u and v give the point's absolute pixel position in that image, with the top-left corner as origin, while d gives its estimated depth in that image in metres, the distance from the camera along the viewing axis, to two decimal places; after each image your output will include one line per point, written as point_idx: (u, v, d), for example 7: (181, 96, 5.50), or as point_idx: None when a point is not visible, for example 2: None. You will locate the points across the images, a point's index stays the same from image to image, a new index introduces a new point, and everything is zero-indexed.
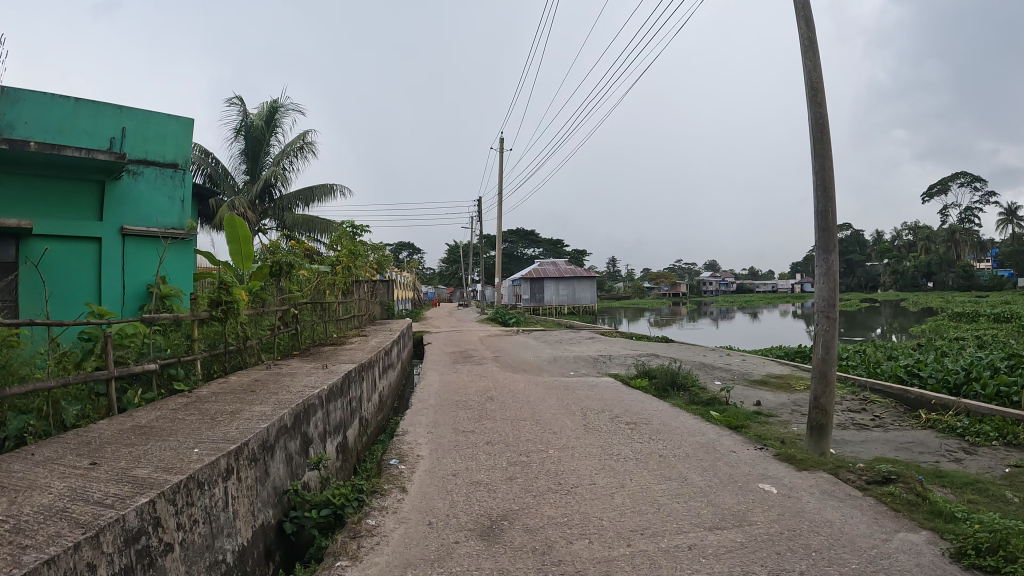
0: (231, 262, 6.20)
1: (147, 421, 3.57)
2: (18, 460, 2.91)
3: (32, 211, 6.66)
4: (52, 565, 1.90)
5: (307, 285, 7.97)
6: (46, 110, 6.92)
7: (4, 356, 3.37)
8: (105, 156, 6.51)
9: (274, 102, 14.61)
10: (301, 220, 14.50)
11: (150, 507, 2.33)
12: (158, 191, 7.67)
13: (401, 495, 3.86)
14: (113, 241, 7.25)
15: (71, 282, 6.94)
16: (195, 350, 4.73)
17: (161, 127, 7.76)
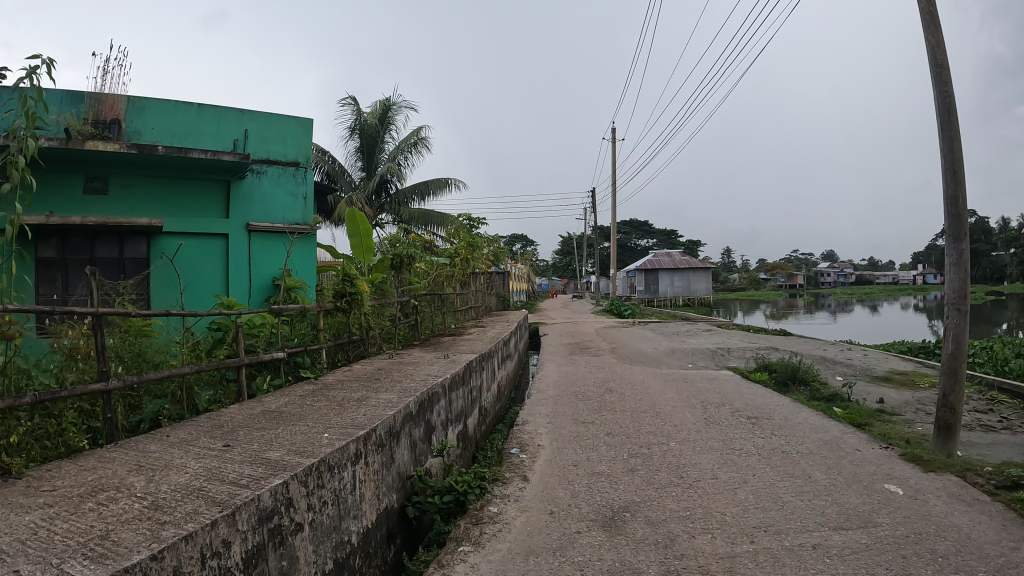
0: (354, 255, 6.37)
1: (276, 407, 3.73)
2: (156, 441, 3.11)
3: (161, 211, 7.14)
4: (190, 542, 2.01)
5: (426, 277, 8.13)
6: (170, 116, 7.30)
7: (139, 346, 3.63)
8: (229, 156, 6.82)
9: (387, 100, 15.00)
10: (419, 214, 14.77)
11: (283, 489, 2.44)
12: (281, 189, 7.96)
13: (522, 483, 3.90)
14: (240, 237, 7.61)
15: (202, 277, 7.36)
16: (321, 339, 4.91)
17: (283, 127, 8.02)
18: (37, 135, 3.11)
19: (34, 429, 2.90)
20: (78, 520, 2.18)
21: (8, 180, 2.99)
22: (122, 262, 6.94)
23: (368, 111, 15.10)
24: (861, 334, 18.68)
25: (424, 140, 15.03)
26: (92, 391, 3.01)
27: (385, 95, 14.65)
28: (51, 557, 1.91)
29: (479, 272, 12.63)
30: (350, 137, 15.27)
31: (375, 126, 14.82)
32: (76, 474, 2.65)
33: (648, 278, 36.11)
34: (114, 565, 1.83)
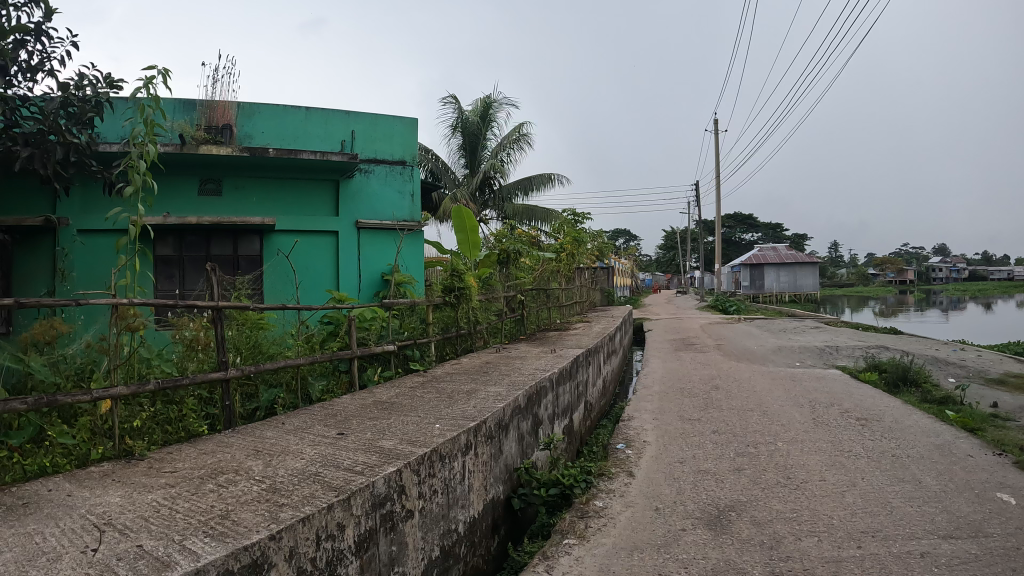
0: (461, 252, 6.48)
1: (387, 397, 3.87)
2: (274, 427, 3.28)
3: (273, 210, 7.47)
4: (306, 524, 2.13)
5: (532, 273, 8.19)
6: (279, 119, 7.59)
7: (255, 338, 3.83)
8: (337, 156, 7.07)
9: (488, 97, 15.18)
10: (522, 209, 14.91)
11: (397, 476, 2.54)
12: (389, 186, 8.13)
13: (628, 479, 3.91)
14: (350, 234, 7.84)
15: (314, 272, 7.66)
16: (430, 333, 5.05)
17: (389, 127, 8.17)
18: (155, 140, 3.33)
19: (156, 414, 3.18)
20: (199, 500, 2.32)
21: (130, 183, 3.23)
22: (236, 259, 7.32)
23: (470, 109, 15.32)
24: (989, 334, 17.45)
25: (526, 136, 15.12)
26: (211, 381, 3.19)
27: (486, 93, 14.82)
28: (175, 533, 2.05)
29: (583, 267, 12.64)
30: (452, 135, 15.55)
31: (476, 124, 15.03)
32: (197, 457, 2.83)
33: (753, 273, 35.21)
34: (234, 543, 1.95)
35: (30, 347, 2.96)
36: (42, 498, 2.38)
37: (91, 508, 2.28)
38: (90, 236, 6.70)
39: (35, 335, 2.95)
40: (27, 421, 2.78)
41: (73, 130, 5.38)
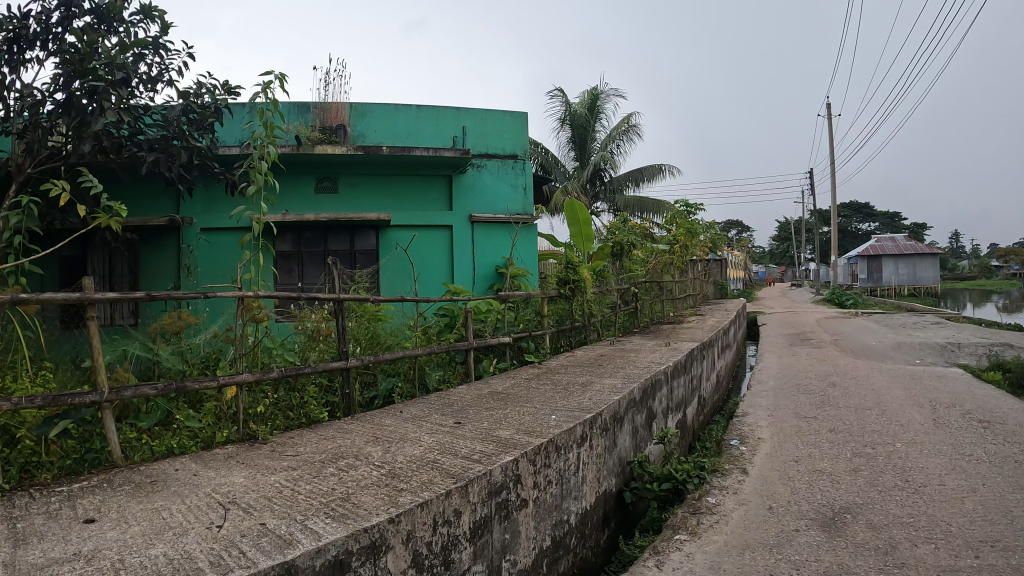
0: (574, 244, 6.47)
1: (502, 388, 3.94)
2: (394, 415, 3.40)
3: (388, 206, 7.69)
4: (424, 509, 2.20)
5: (645, 265, 8.10)
6: (392, 118, 7.79)
7: (374, 329, 3.96)
8: (450, 153, 7.21)
9: (595, 89, 15.09)
10: (634, 201, 14.77)
11: (513, 465, 2.58)
12: (502, 180, 8.22)
13: (742, 476, 3.84)
14: (465, 228, 7.98)
15: (430, 265, 7.86)
16: (544, 325, 5.10)
17: (499, 122, 8.24)
18: (275, 141, 3.46)
19: (278, 400, 3.31)
20: (321, 482, 2.42)
21: (252, 182, 3.37)
22: (353, 254, 7.57)
23: (578, 102, 15.29)
24: None
25: (635, 127, 14.96)
26: (332, 370, 3.33)
27: (594, 84, 14.73)
28: (296, 513, 2.14)
29: (696, 259, 12.41)
30: (561, 128, 15.57)
31: (585, 116, 14.98)
32: (318, 442, 2.95)
33: (872, 265, 33.63)
34: (354, 525, 2.04)
35: (159, 336, 3.12)
36: (168, 476, 2.55)
37: (216, 487, 2.42)
38: (213, 233, 7.04)
39: (164, 325, 3.09)
40: (155, 406, 2.95)
41: (195, 134, 5.67)
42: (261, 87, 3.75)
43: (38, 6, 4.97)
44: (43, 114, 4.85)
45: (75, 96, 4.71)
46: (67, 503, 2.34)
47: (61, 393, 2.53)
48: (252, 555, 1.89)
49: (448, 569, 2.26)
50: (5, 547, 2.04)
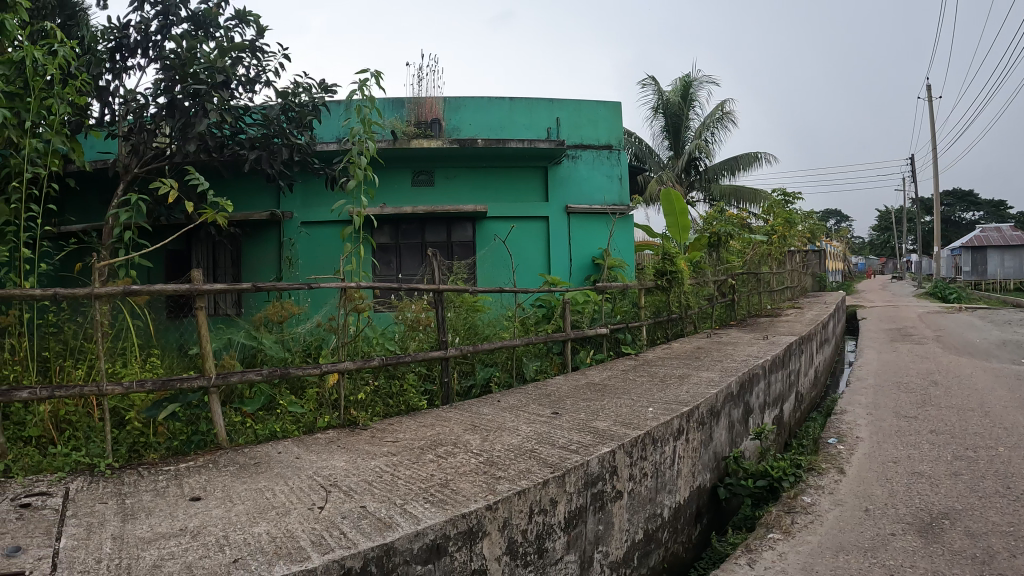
0: (670, 235, 6.36)
1: (599, 379, 3.94)
2: (490, 404, 3.44)
3: (483, 198, 7.55)
4: (522, 497, 2.21)
5: (742, 256, 7.99)
6: (485, 111, 7.66)
7: (471, 320, 4.00)
8: (545, 145, 7.09)
9: (688, 77, 14.82)
10: (729, 190, 14.46)
11: (610, 457, 2.58)
12: (597, 171, 7.93)
13: (839, 476, 3.72)
14: (561, 218, 7.73)
15: (526, 256, 7.67)
16: (641, 317, 5.07)
17: (593, 113, 7.97)
18: (372, 137, 3.54)
19: (378, 388, 3.39)
20: (420, 468, 2.47)
21: (352, 177, 3.46)
22: (450, 245, 7.55)
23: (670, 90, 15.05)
24: None
25: (729, 114, 14.62)
26: (431, 359, 3.39)
27: (687, 72, 14.45)
28: (396, 497, 2.19)
29: (794, 249, 12.04)
30: (654, 117, 15.38)
31: (678, 104, 14.74)
32: (417, 429, 3.01)
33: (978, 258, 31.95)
34: (452, 510, 2.08)
35: (263, 325, 3.22)
36: (272, 459, 2.65)
37: (318, 470, 2.50)
38: (313, 226, 7.07)
39: (268, 314, 3.19)
40: (259, 391, 3.08)
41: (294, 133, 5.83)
42: (357, 83, 3.85)
43: (139, 16, 5.20)
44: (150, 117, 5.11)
45: (178, 99, 4.92)
46: (175, 481, 2.47)
47: (171, 378, 2.68)
48: (352, 536, 1.95)
49: (542, 558, 2.27)
50: (118, 521, 2.17)
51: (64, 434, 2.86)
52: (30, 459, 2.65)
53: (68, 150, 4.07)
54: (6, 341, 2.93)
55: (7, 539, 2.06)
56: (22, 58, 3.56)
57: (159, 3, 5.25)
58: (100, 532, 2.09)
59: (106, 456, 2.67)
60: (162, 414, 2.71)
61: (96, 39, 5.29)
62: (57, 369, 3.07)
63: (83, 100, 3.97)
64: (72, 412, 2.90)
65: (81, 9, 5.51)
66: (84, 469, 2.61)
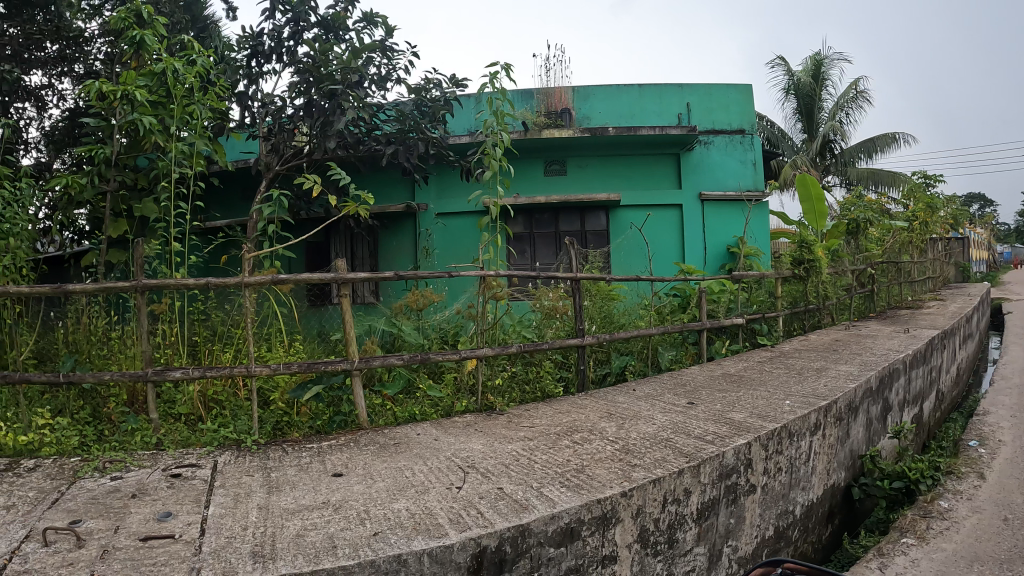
0: (807, 222, 6.12)
1: (735, 370, 3.89)
2: (625, 392, 3.45)
3: (615, 187, 7.21)
4: (656, 486, 2.21)
5: (882, 244, 7.68)
6: (615, 99, 7.31)
7: (608, 309, 4.02)
8: (677, 131, 6.76)
9: (819, 55, 14.22)
10: (867, 173, 13.84)
11: (745, 449, 2.54)
12: (731, 156, 7.41)
13: (979, 481, 3.51)
14: (695, 206, 7.31)
15: (660, 245, 7.30)
16: (778, 307, 4.96)
17: (724, 96, 7.43)
18: (505, 128, 3.59)
19: (516, 374, 3.45)
20: (556, 453, 2.51)
21: (487, 168, 3.54)
22: (584, 234, 7.21)
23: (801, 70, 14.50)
24: None
25: (864, 93, 13.97)
26: (568, 347, 3.44)
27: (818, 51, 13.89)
28: (533, 480, 2.24)
29: (934, 238, 11.36)
30: (784, 99, 14.89)
31: (809, 85, 14.19)
32: (553, 415, 3.06)
33: None
34: (588, 495, 2.10)
35: (403, 313, 3.35)
36: (411, 440, 2.75)
37: (456, 452, 2.58)
38: (448, 218, 7.04)
39: (408, 303, 3.28)
40: (398, 375, 3.18)
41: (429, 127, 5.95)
42: (486, 76, 3.92)
43: (272, 24, 5.44)
44: (288, 118, 5.36)
45: (314, 99, 5.13)
46: (319, 457, 2.61)
47: (318, 362, 2.83)
48: (489, 516, 2.00)
49: (672, 548, 2.27)
50: (263, 492, 2.32)
51: (211, 412, 3.07)
52: (181, 434, 2.88)
53: (212, 150, 4.34)
54: (160, 327, 3.18)
55: (160, 505, 2.25)
56: (164, 68, 3.81)
57: (290, 10, 5.48)
58: (248, 502, 2.24)
59: (252, 433, 2.83)
60: (307, 395, 2.89)
61: (233, 48, 5.57)
62: (206, 352, 3.27)
63: (222, 103, 4.25)
64: (220, 392, 3.11)
65: (209, 23, 6.28)
66: (231, 445, 2.79)
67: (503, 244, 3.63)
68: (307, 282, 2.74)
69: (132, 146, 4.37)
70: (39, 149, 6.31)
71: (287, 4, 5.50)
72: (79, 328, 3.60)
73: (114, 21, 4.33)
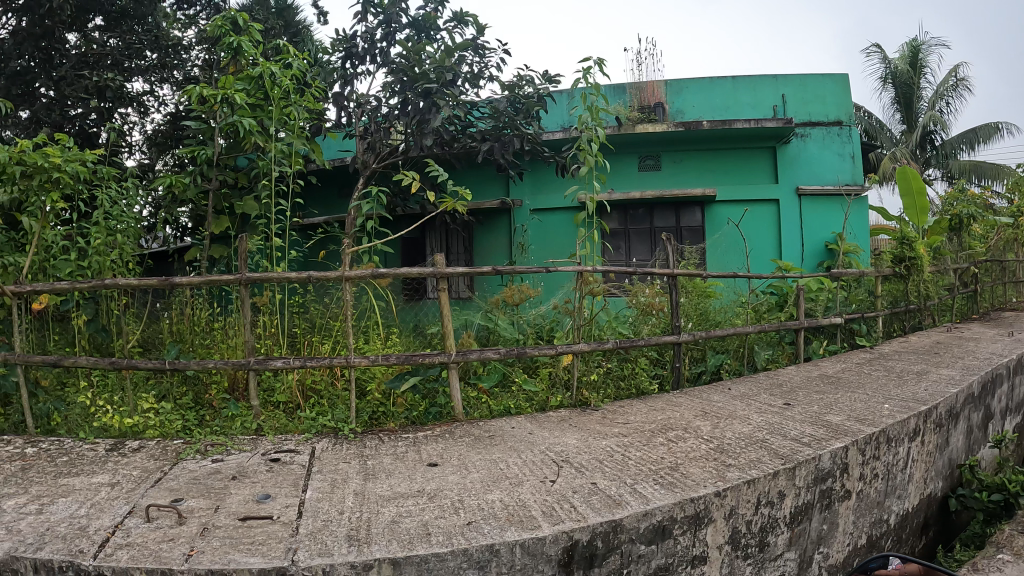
0: (907, 218, 5.89)
1: (833, 372, 3.80)
2: (721, 392, 3.43)
3: (709, 181, 7.07)
4: (750, 487, 2.20)
5: (987, 242, 7.34)
6: (708, 92, 7.20)
7: (704, 306, 4.01)
8: (773, 123, 6.59)
9: (915, 40, 13.65)
10: (969, 166, 13.22)
11: (842, 453, 2.49)
12: (827, 149, 7.21)
13: None
14: (791, 201, 7.13)
15: (757, 241, 7.15)
16: (878, 307, 4.83)
17: (819, 87, 7.23)
18: (602, 124, 3.61)
19: (612, 370, 3.45)
20: (651, 450, 2.52)
21: (582, 164, 3.57)
22: (680, 230, 7.14)
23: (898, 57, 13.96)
24: None
25: (967, 81, 13.35)
26: (664, 343, 3.43)
27: (915, 37, 13.35)
28: (626, 477, 2.26)
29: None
30: (881, 88, 14.38)
31: (907, 73, 13.65)
32: (648, 412, 3.06)
33: None
34: (682, 493, 2.11)
35: (500, 308, 3.45)
36: (505, 433, 2.81)
37: (551, 446, 2.62)
38: (544, 213, 6.91)
39: (505, 298, 3.34)
40: (493, 368, 3.25)
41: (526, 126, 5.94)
42: (582, 72, 3.93)
43: (365, 27, 5.57)
44: (383, 117, 5.48)
45: (410, 99, 5.25)
46: (415, 447, 2.69)
47: (416, 354, 2.91)
48: (582, 510, 2.03)
49: (762, 552, 2.24)
50: (359, 479, 2.41)
51: (309, 400, 3.20)
52: (279, 421, 3.00)
53: (309, 150, 4.49)
54: (261, 318, 3.34)
55: (259, 487, 2.36)
56: (262, 73, 3.98)
57: (382, 12, 5.61)
58: (344, 487, 2.33)
59: (349, 422, 2.94)
60: (404, 385, 2.98)
61: (328, 51, 5.74)
62: (306, 343, 3.41)
63: (318, 104, 4.39)
64: (318, 381, 3.23)
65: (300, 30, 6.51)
66: (329, 432, 2.90)
67: (600, 240, 3.66)
68: (406, 276, 2.82)
69: (233, 146, 4.57)
70: (141, 151, 6.63)
71: (379, 7, 5.63)
72: (183, 319, 3.81)
73: (211, 29, 4.54)
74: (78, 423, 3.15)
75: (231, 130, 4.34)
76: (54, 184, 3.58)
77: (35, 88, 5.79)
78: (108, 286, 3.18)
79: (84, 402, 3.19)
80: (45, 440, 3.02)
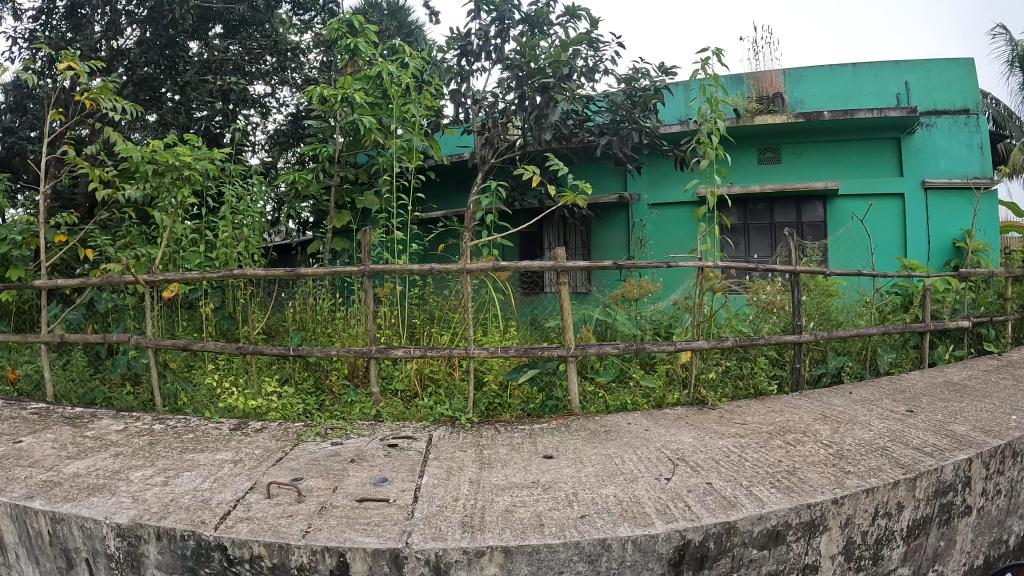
0: None
1: (959, 378, 3.61)
2: (840, 395, 3.31)
3: (831, 175, 6.81)
4: (869, 496, 2.12)
5: None
6: (828, 80, 6.93)
7: (827, 306, 3.89)
8: (897, 112, 6.28)
9: None
10: None
11: (966, 466, 2.37)
12: (955, 140, 6.80)
13: None
14: (918, 196, 6.77)
15: (881, 238, 6.85)
16: (1009, 310, 4.55)
17: (944, 72, 6.84)
18: (721, 116, 3.54)
19: (729, 369, 3.40)
20: (768, 453, 2.47)
21: (702, 156, 3.51)
22: (801, 226, 6.90)
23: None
24: None
25: None
26: (785, 343, 3.34)
27: None
28: (743, 478, 2.23)
29: None
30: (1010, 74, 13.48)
31: None
32: (766, 413, 3.00)
33: None
34: (798, 498, 2.06)
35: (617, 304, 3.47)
36: (621, 429, 2.81)
37: (666, 443, 2.61)
38: (663, 208, 6.86)
39: (624, 293, 3.32)
40: (610, 363, 3.23)
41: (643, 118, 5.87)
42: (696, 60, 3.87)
43: (479, 25, 5.66)
44: (501, 113, 5.55)
45: (528, 94, 5.29)
46: (531, 439, 2.73)
47: (535, 347, 2.96)
48: (696, 510, 2.02)
49: (876, 565, 2.16)
50: (474, 468, 2.47)
51: (426, 389, 3.31)
52: (397, 408, 3.12)
53: (426, 146, 4.60)
54: (382, 308, 3.50)
55: (377, 471, 2.46)
56: (381, 72, 4.10)
57: (494, 9, 5.68)
58: (460, 475, 2.39)
59: (466, 411, 3.02)
60: (523, 377, 3.03)
61: (443, 50, 5.87)
62: (426, 334, 3.53)
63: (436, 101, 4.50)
64: (435, 371, 3.35)
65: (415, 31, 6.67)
66: (447, 420, 2.99)
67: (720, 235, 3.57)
68: (525, 269, 2.86)
69: (353, 143, 4.74)
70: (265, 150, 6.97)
71: (491, 4, 5.71)
72: (304, 308, 4.02)
73: (330, 32, 4.71)
74: (204, 404, 3.35)
75: (351, 129, 4.51)
76: (184, 181, 3.81)
77: (162, 92, 6.08)
78: (235, 276, 3.29)
79: (210, 383, 3.42)
80: (173, 418, 3.21)
